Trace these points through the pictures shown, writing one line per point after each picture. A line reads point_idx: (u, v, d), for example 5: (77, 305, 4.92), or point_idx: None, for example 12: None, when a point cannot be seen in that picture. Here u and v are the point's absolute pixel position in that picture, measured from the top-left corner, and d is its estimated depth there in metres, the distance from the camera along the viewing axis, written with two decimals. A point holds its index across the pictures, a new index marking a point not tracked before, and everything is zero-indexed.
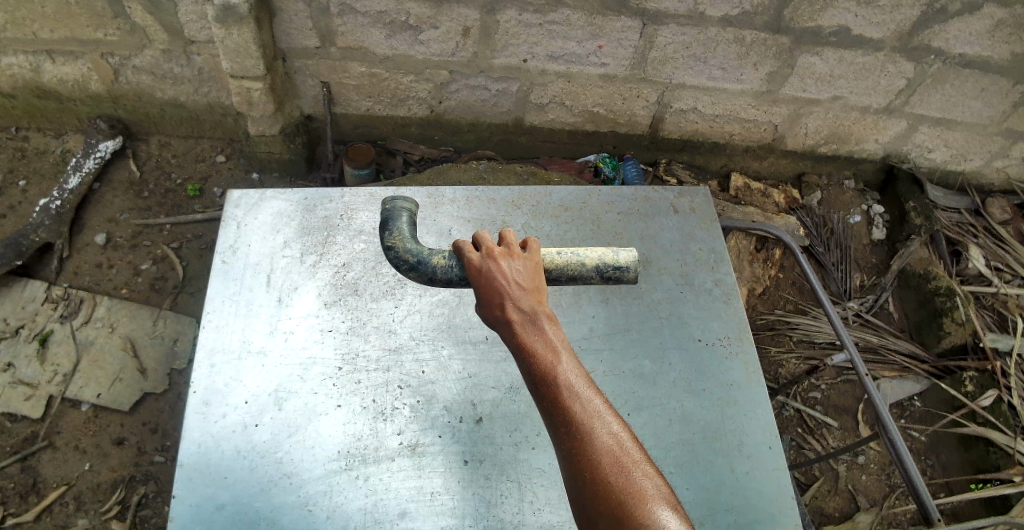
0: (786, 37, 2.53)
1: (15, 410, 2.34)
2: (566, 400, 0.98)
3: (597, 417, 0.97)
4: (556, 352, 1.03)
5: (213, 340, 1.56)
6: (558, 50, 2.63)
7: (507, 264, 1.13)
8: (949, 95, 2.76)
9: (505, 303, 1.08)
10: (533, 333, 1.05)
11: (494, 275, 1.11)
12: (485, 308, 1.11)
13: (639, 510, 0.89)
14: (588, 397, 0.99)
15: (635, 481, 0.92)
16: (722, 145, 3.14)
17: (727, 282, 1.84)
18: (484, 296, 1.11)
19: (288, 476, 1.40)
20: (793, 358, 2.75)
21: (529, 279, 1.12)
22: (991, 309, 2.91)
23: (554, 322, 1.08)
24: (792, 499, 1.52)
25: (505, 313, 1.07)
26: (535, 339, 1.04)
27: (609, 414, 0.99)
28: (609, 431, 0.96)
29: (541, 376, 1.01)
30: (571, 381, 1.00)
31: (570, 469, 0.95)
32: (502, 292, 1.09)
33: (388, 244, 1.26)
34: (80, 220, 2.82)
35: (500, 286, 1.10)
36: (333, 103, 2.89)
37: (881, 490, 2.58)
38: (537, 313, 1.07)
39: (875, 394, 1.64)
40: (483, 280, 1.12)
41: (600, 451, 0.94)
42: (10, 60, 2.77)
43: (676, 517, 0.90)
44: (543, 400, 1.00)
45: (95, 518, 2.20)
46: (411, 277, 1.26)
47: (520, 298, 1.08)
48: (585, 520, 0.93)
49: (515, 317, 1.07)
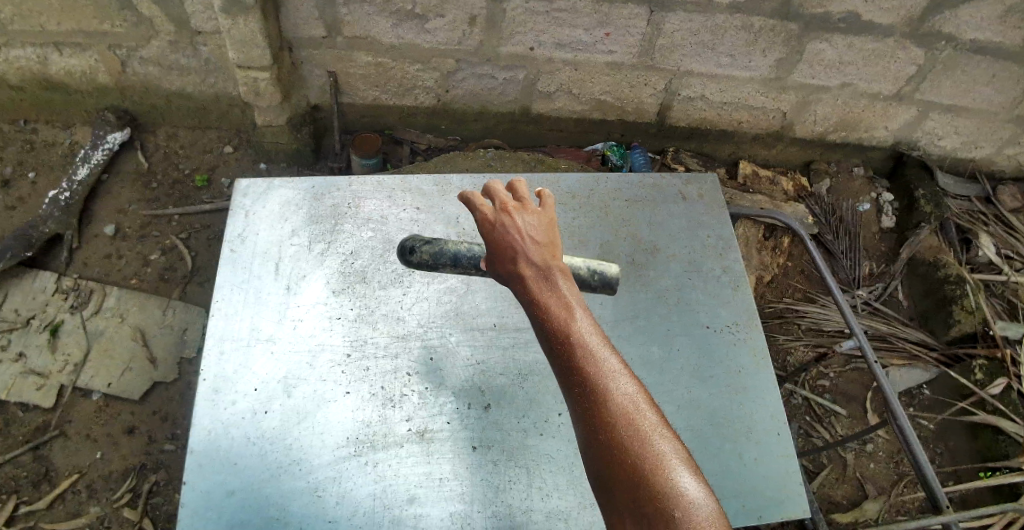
0: (794, 23, 2.51)
1: (27, 400, 2.37)
2: (583, 360, 1.00)
3: (611, 376, 0.99)
4: (572, 310, 1.06)
5: (223, 328, 1.57)
6: (565, 38, 2.61)
7: (521, 219, 1.15)
8: (959, 81, 2.73)
9: (521, 261, 1.12)
10: (548, 291, 1.09)
11: (508, 230, 1.15)
12: (501, 266, 1.14)
13: (655, 472, 0.90)
14: (605, 359, 1.01)
15: (652, 443, 0.93)
16: (730, 133, 3.12)
17: (735, 270, 1.83)
18: (497, 253, 1.16)
19: (298, 461, 1.41)
20: (802, 346, 2.73)
21: (541, 233, 1.15)
22: (1001, 297, 2.87)
23: (565, 277, 1.12)
24: (800, 486, 1.51)
25: (522, 271, 1.11)
26: (548, 296, 1.08)
27: (626, 376, 1.00)
28: (626, 392, 0.98)
29: (557, 334, 1.04)
30: (585, 337, 1.02)
31: (586, 430, 0.97)
32: (518, 249, 1.13)
33: (431, 261, 1.36)
34: (89, 212, 2.84)
35: (516, 242, 1.13)
36: (340, 93, 2.89)
37: (889, 478, 2.57)
38: (550, 268, 1.12)
39: (884, 381, 1.62)
40: (496, 235, 1.15)
41: (617, 413, 0.95)
42: (17, 53, 2.78)
43: (692, 479, 0.91)
44: (560, 359, 1.03)
45: (107, 506, 2.23)
46: (417, 258, 1.38)
47: (536, 256, 1.12)
48: (600, 481, 0.94)
49: (531, 274, 1.10)
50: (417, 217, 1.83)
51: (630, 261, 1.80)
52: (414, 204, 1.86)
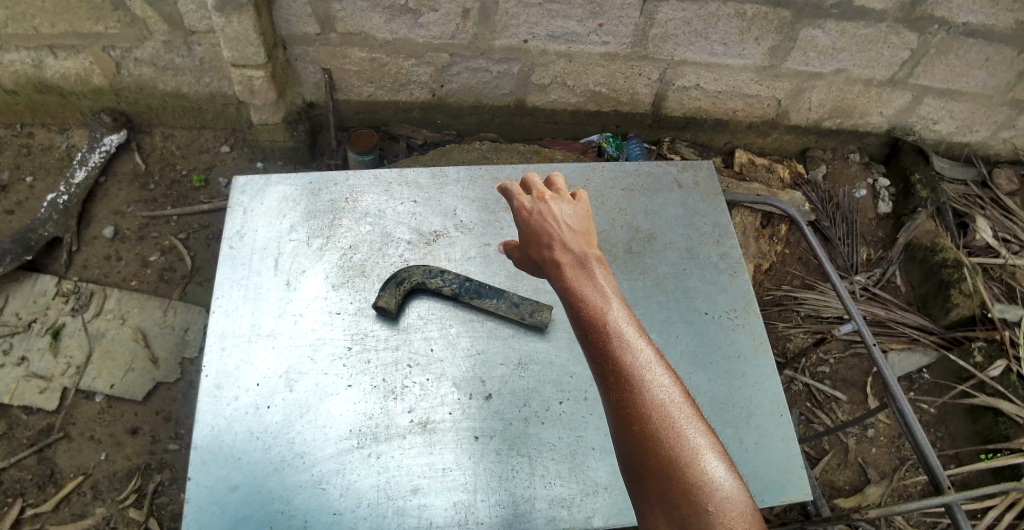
0: (787, 11, 2.51)
1: (29, 403, 2.37)
2: (617, 348, 1.05)
3: (646, 364, 1.03)
4: (606, 297, 1.12)
5: (224, 325, 1.57)
6: (558, 30, 2.62)
7: (558, 208, 1.29)
8: (953, 65, 2.73)
9: (557, 248, 1.22)
10: (584, 278, 1.16)
11: (546, 221, 1.27)
12: (538, 251, 1.25)
13: (687, 464, 0.92)
14: (638, 347, 1.06)
15: (683, 434, 0.96)
16: (725, 122, 3.13)
17: (732, 256, 1.84)
18: (538, 241, 1.26)
19: (301, 455, 1.41)
20: (801, 333, 2.75)
21: (577, 223, 1.27)
22: (999, 281, 2.88)
23: (601, 266, 1.19)
24: (801, 470, 1.52)
25: (557, 257, 1.21)
26: (585, 283, 1.15)
27: (659, 365, 1.04)
28: (659, 381, 1.01)
29: (592, 320, 1.09)
30: (620, 325, 1.08)
31: (618, 417, 1.01)
32: (554, 237, 1.24)
33: (426, 268, 1.66)
34: (87, 214, 2.85)
35: (553, 231, 1.25)
36: (334, 90, 2.90)
37: (891, 462, 2.59)
38: (587, 257, 1.20)
39: (884, 365, 1.62)
40: (537, 224, 1.27)
41: (650, 401, 0.99)
42: (11, 56, 2.78)
43: (724, 471, 0.94)
44: (594, 346, 1.08)
45: (113, 506, 2.24)
46: (411, 272, 1.65)
47: (572, 243, 1.22)
48: (631, 468, 0.98)
49: (566, 260, 1.20)
50: (414, 210, 1.84)
51: (627, 250, 1.81)
52: (411, 198, 1.86)
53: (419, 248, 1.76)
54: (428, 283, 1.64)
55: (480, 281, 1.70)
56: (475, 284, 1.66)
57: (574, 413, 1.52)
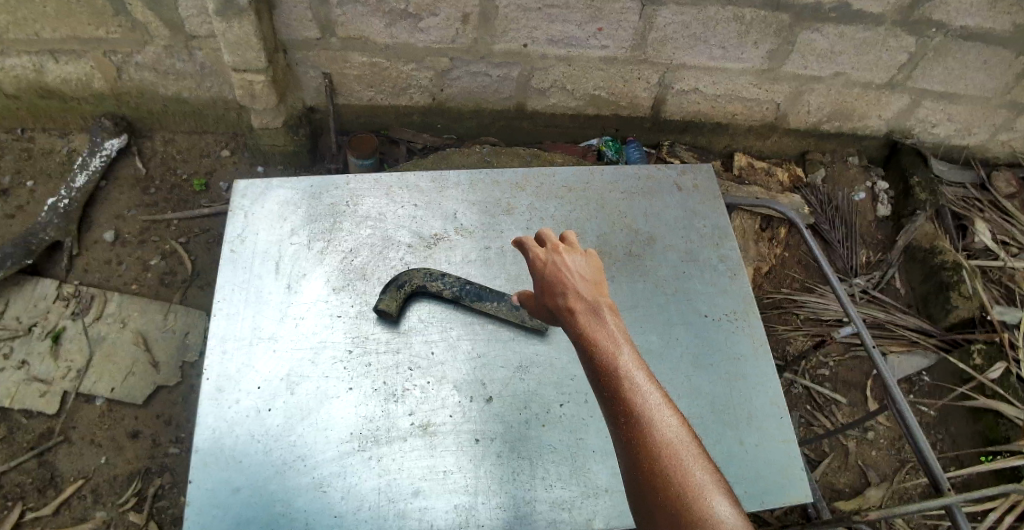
0: (786, 14, 2.52)
1: (30, 407, 2.37)
2: (627, 392, 1.03)
3: (656, 407, 1.01)
4: (618, 343, 1.10)
5: (224, 328, 1.58)
6: (558, 34, 2.63)
7: (568, 255, 1.27)
8: (951, 68, 2.75)
9: (568, 294, 1.19)
10: (595, 323, 1.13)
11: (558, 267, 1.24)
12: (549, 297, 1.22)
13: (697, 507, 0.90)
14: (647, 390, 1.04)
15: (691, 476, 0.93)
16: (724, 125, 3.14)
17: (732, 258, 1.85)
18: (549, 288, 1.23)
19: (302, 458, 1.42)
20: (800, 335, 2.75)
21: (588, 270, 1.24)
22: (998, 283, 2.88)
23: (612, 311, 1.17)
24: (801, 471, 1.52)
25: (568, 302, 1.18)
26: (596, 327, 1.12)
27: (667, 408, 1.02)
28: (668, 424, 0.99)
29: (603, 365, 1.07)
30: (631, 370, 1.05)
31: (628, 460, 0.98)
32: (565, 283, 1.21)
33: (426, 271, 1.67)
34: (88, 218, 2.86)
35: (564, 277, 1.22)
36: (335, 94, 2.91)
37: (892, 464, 2.59)
38: (598, 302, 1.17)
39: (884, 367, 1.62)
40: (548, 271, 1.24)
41: (658, 443, 0.97)
42: (13, 62, 2.79)
43: (735, 513, 0.91)
44: (605, 390, 1.05)
45: (113, 510, 2.24)
46: (410, 277, 1.65)
47: (583, 289, 1.19)
48: (642, 512, 0.95)
49: (577, 306, 1.17)
50: (415, 213, 1.84)
51: (627, 253, 1.82)
52: (412, 201, 1.87)
53: (420, 251, 1.76)
54: (429, 286, 1.64)
55: (481, 283, 1.70)
56: (476, 287, 1.66)
57: (575, 415, 1.52)
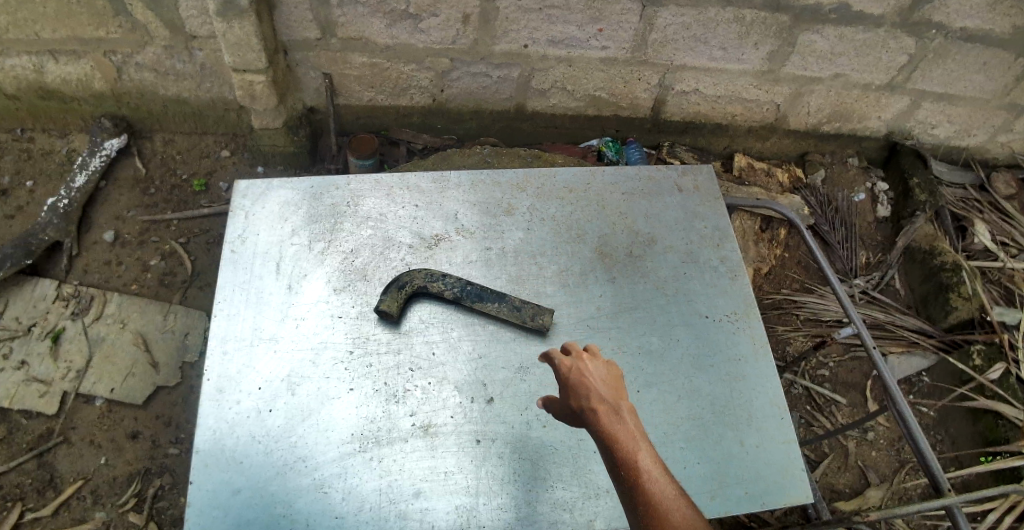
0: (786, 15, 2.53)
1: (29, 408, 2.37)
2: (644, 484, 1.06)
3: (671, 498, 1.03)
4: (635, 439, 1.14)
5: (225, 329, 1.57)
6: (559, 35, 2.63)
7: (593, 365, 1.34)
8: (950, 70, 2.75)
9: (591, 398, 1.25)
10: (615, 422, 1.19)
11: (582, 374, 1.31)
12: (573, 400, 1.28)
13: None
14: (662, 481, 1.06)
15: None
16: (724, 126, 3.14)
17: (732, 259, 1.85)
18: (573, 392, 1.29)
19: (303, 459, 1.41)
20: (800, 336, 2.75)
21: (610, 378, 1.31)
22: (997, 284, 2.89)
23: (633, 414, 1.22)
24: (801, 471, 1.52)
25: (591, 406, 1.24)
26: (616, 426, 1.18)
27: (683, 499, 1.04)
28: (683, 512, 1.01)
29: (623, 460, 1.11)
30: (648, 463, 1.09)
31: None
32: (588, 388, 1.27)
33: (427, 271, 1.67)
34: (88, 218, 2.85)
35: (586, 383, 1.29)
36: (335, 95, 2.90)
37: (892, 465, 2.59)
38: (618, 405, 1.23)
39: (884, 368, 1.62)
40: (573, 378, 1.31)
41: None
42: (13, 62, 2.79)
43: None
44: (624, 484, 1.08)
45: (112, 511, 2.23)
46: (411, 278, 1.65)
47: (604, 393, 1.26)
48: None
49: (599, 408, 1.23)
50: (416, 214, 1.84)
51: (628, 254, 1.82)
52: (412, 202, 1.87)
53: (420, 251, 1.76)
54: (430, 286, 1.64)
55: (482, 284, 1.70)
56: (477, 288, 1.66)
57: None
